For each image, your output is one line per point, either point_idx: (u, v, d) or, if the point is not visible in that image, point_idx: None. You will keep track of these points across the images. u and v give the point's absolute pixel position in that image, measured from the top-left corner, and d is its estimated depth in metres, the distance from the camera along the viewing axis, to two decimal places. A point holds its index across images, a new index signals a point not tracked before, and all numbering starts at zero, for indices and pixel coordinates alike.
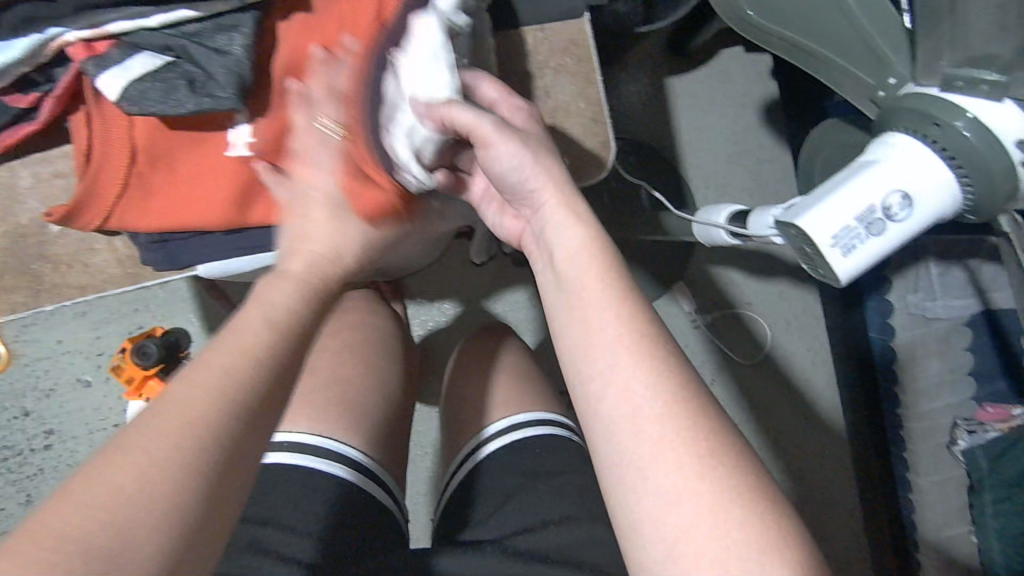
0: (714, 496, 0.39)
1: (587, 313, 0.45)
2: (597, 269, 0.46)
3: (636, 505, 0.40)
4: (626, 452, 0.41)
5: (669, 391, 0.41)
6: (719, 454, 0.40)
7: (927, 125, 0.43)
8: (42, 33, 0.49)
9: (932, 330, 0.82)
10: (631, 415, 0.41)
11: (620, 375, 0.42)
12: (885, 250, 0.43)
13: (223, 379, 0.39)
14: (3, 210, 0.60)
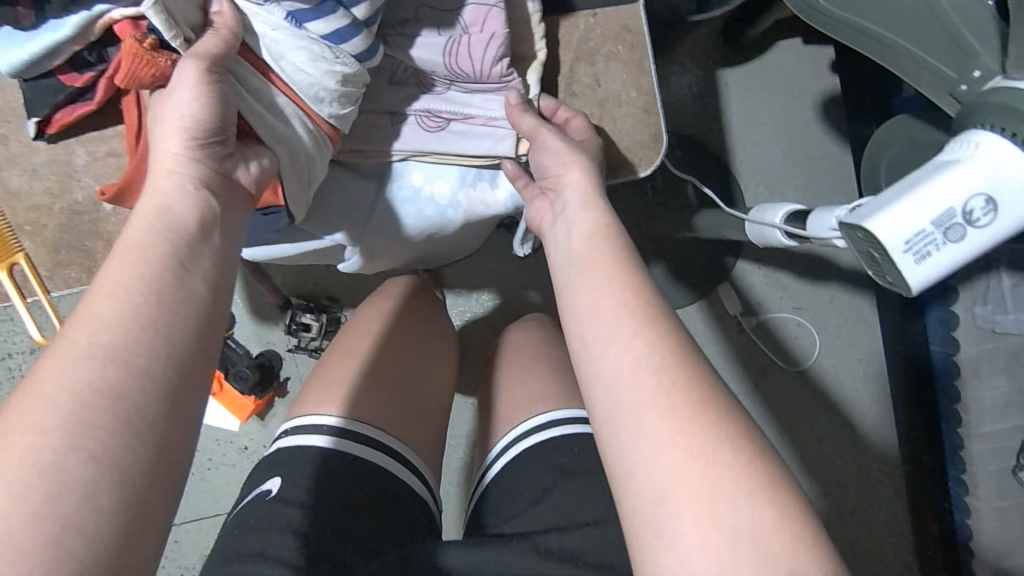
0: (706, 448, 0.36)
1: (593, 282, 0.44)
2: (607, 249, 0.46)
3: (628, 455, 0.37)
4: (622, 407, 0.39)
5: (668, 350, 0.40)
6: (719, 414, 0.37)
7: (1018, 122, 0.39)
8: (89, 11, 0.48)
9: (1003, 345, 0.75)
10: (630, 371, 0.39)
11: (622, 340, 0.41)
12: (962, 259, 0.39)
13: (87, 336, 0.34)
14: (58, 188, 0.61)
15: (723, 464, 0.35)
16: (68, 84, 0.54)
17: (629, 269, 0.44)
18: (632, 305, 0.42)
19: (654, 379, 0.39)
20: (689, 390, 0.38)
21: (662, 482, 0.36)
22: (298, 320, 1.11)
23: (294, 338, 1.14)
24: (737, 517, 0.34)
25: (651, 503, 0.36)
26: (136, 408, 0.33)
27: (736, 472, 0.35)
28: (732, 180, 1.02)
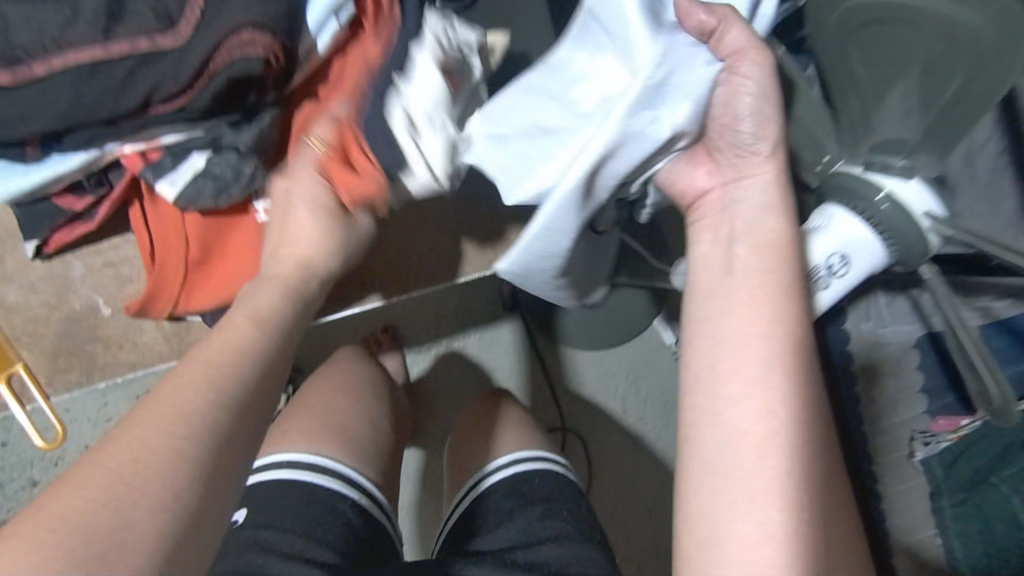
0: (784, 485, 0.46)
1: (742, 330, 0.51)
2: (768, 283, 0.52)
3: (725, 494, 0.47)
4: (731, 459, 0.47)
5: (783, 408, 0.48)
6: (808, 454, 0.47)
7: (854, 200, 0.52)
8: (99, 149, 0.56)
9: (886, 352, 0.91)
10: (748, 424, 0.48)
11: (748, 387, 0.49)
12: (830, 299, 0.53)
13: (197, 394, 0.50)
14: (63, 297, 0.70)
15: (782, 466, 0.46)
16: (63, 206, 0.61)
17: (775, 302, 0.51)
18: (777, 321, 0.51)
19: (758, 410, 0.48)
20: (786, 397, 0.48)
21: (728, 474, 0.47)
22: (268, 394, 1.16)
23: None
24: (765, 513, 0.45)
25: (705, 484, 0.48)
26: (193, 482, 0.45)
27: (781, 468, 0.46)
28: None
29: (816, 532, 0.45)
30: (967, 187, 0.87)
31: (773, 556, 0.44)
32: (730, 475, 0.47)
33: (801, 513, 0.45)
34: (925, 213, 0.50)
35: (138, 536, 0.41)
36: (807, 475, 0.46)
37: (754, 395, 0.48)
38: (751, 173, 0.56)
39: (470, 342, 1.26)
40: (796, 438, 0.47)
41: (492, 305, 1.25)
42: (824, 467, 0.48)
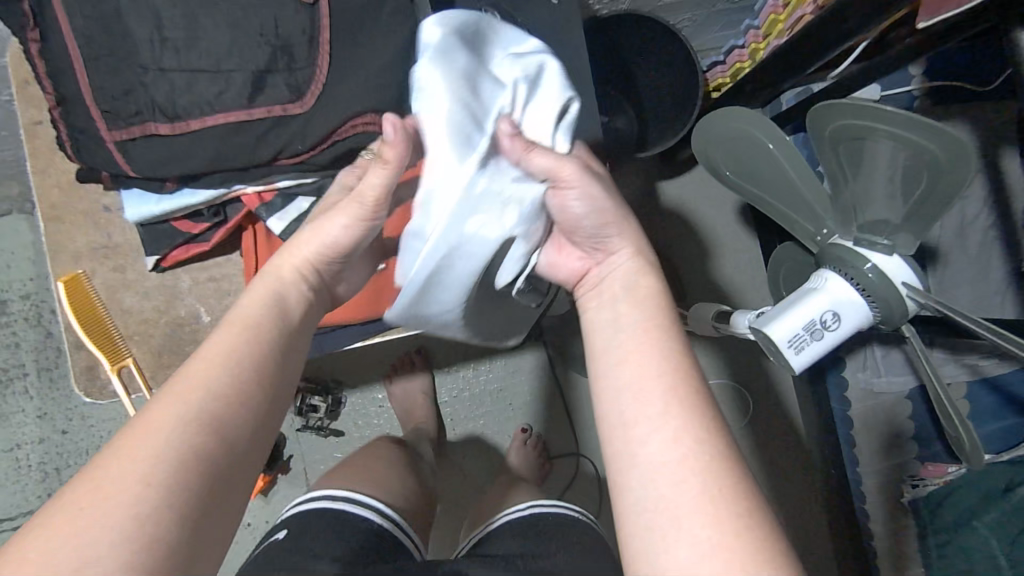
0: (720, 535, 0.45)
1: (647, 368, 0.53)
2: (656, 328, 0.56)
3: (650, 536, 0.46)
4: (660, 497, 0.47)
5: (713, 449, 0.49)
6: (743, 495, 0.47)
7: (846, 266, 0.62)
8: (227, 188, 0.68)
9: (881, 402, 1.00)
10: (679, 462, 0.48)
11: (671, 428, 0.50)
12: (823, 349, 0.62)
13: (209, 396, 0.50)
14: (167, 305, 0.78)
15: (701, 478, 0.47)
16: (182, 229, 0.73)
17: (681, 351, 0.54)
18: (670, 357, 0.54)
19: (686, 451, 0.48)
20: (688, 419, 0.50)
21: (654, 496, 0.47)
22: (308, 403, 1.28)
23: (302, 418, 1.31)
24: (698, 531, 0.45)
25: (637, 523, 0.47)
26: (185, 496, 0.45)
27: (708, 483, 0.47)
28: (670, 273, 1.23)
29: (767, 540, 0.45)
30: (958, 256, 0.98)
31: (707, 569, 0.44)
32: (655, 493, 0.48)
33: (745, 549, 0.44)
34: (902, 281, 0.60)
35: (142, 531, 0.42)
36: (728, 488, 0.47)
37: (663, 426, 0.50)
38: (615, 250, 0.62)
39: (495, 367, 1.36)
40: (734, 477, 0.47)
41: (518, 335, 1.36)
42: (749, 487, 0.48)
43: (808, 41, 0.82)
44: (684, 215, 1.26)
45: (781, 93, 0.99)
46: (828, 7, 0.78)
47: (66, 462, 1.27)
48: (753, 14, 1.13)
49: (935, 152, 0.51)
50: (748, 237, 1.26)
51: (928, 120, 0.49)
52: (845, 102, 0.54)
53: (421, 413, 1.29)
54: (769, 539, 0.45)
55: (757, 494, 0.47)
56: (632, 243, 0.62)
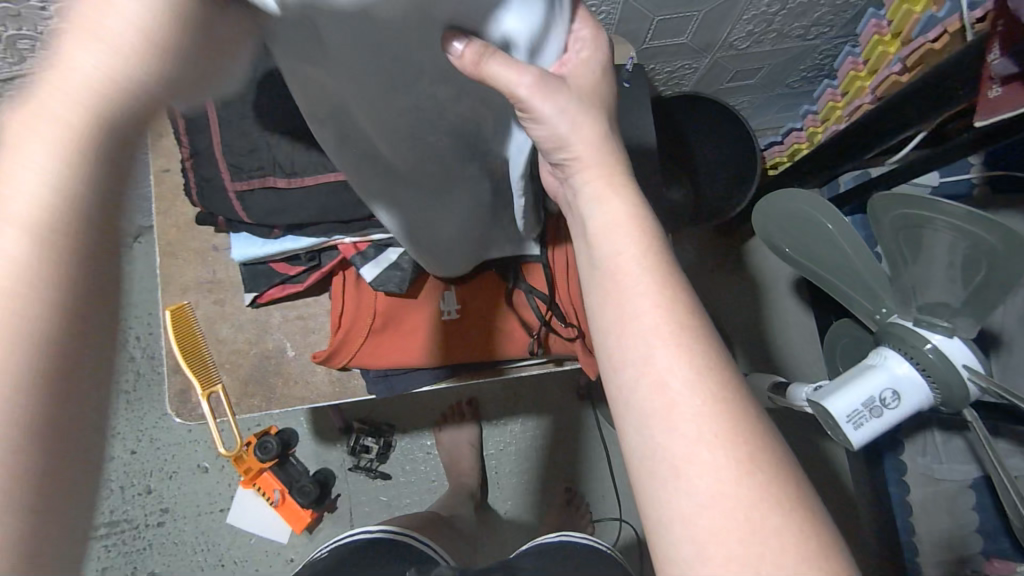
0: (734, 481, 0.38)
1: (621, 298, 0.43)
2: (634, 250, 0.44)
3: (664, 505, 0.39)
4: (659, 449, 0.40)
5: (705, 385, 0.40)
6: (744, 437, 0.40)
7: (906, 346, 0.64)
8: (327, 236, 0.73)
9: (942, 489, 0.97)
10: (666, 407, 0.40)
11: (655, 365, 0.41)
12: (882, 426, 0.64)
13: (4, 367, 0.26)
14: (257, 338, 0.84)
15: (701, 415, 0.40)
16: (279, 271, 0.79)
17: (656, 265, 0.44)
18: (652, 268, 0.44)
19: (673, 391, 0.40)
20: (684, 344, 0.41)
21: (652, 443, 0.40)
22: (360, 443, 1.34)
23: (354, 457, 1.36)
24: (697, 481, 0.38)
25: (646, 485, 0.40)
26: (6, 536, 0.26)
27: (712, 433, 0.39)
28: (722, 341, 1.25)
29: (780, 487, 0.39)
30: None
31: (708, 525, 0.38)
32: (652, 438, 0.40)
33: (761, 499, 0.38)
34: (961, 363, 0.61)
35: None
36: (735, 434, 0.40)
37: (655, 351, 0.41)
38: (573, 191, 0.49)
39: (542, 424, 1.39)
40: (731, 417, 0.40)
41: (567, 393, 1.39)
42: (761, 438, 0.40)
43: (865, 130, 0.87)
44: (737, 286, 1.29)
45: (839, 175, 1.02)
46: (885, 101, 0.82)
47: (131, 482, 1.34)
48: (811, 100, 1.18)
49: (993, 243, 0.54)
50: (803, 312, 1.27)
51: (987, 214, 0.52)
52: (904, 193, 0.57)
53: (466, 464, 1.32)
54: (784, 489, 0.39)
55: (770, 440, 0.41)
56: (589, 147, 0.47)
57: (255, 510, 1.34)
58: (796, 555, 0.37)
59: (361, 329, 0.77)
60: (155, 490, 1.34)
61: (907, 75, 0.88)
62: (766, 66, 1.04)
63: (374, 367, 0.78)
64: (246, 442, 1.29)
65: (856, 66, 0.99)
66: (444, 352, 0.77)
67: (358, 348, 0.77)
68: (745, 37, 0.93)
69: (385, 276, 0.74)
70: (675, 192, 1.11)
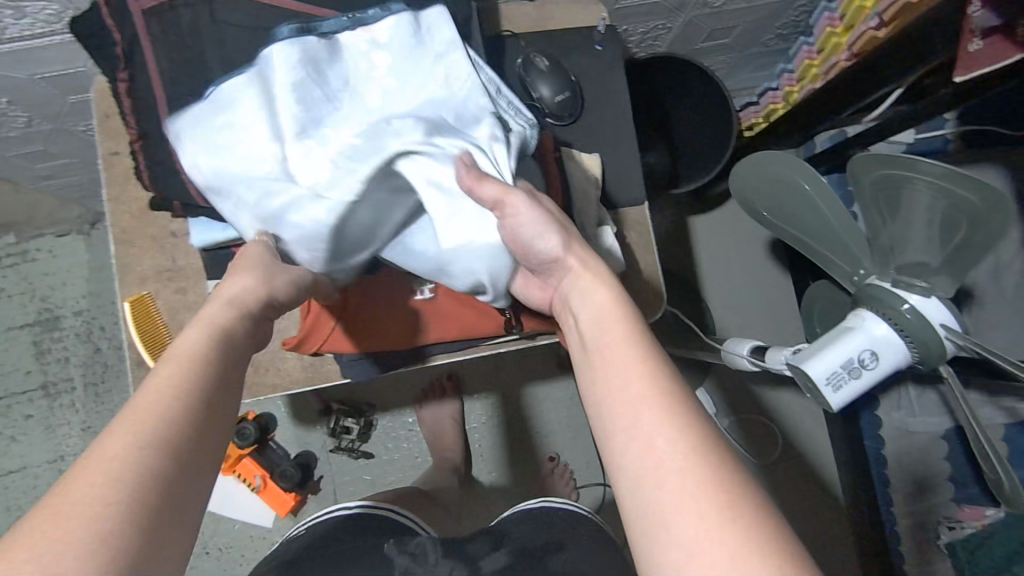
0: (727, 538, 0.37)
1: (610, 376, 0.47)
2: (619, 332, 0.50)
3: (658, 564, 0.39)
4: (650, 507, 0.40)
5: (691, 445, 0.42)
6: (735, 494, 0.39)
7: (885, 306, 0.64)
8: None
9: (916, 442, 0.99)
10: (653, 466, 0.41)
11: (643, 431, 0.43)
12: (862, 386, 0.63)
13: (169, 398, 0.42)
14: None
15: (676, 446, 0.42)
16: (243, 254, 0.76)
17: (640, 346, 0.48)
18: (635, 334, 0.50)
19: (659, 451, 0.42)
20: (658, 383, 0.46)
21: (638, 478, 0.42)
22: (341, 424, 1.32)
23: (335, 439, 1.34)
24: (675, 517, 0.39)
25: (642, 548, 0.40)
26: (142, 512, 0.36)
27: (691, 459, 0.41)
28: (702, 306, 1.25)
29: (778, 546, 0.37)
30: (995, 301, 0.98)
31: (699, 574, 0.37)
32: (638, 474, 0.42)
33: (755, 554, 0.37)
34: (939, 322, 0.61)
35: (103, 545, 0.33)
36: (714, 460, 0.41)
37: (633, 391, 0.46)
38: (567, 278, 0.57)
39: (524, 396, 1.38)
40: (716, 475, 0.40)
41: (548, 364, 1.38)
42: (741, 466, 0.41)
43: (842, 88, 0.85)
44: (716, 250, 1.28)
45: (815, 135, 1.01)
46: (861, 59, 0.81)
47: None
48: (786, 58, 1.16)
49: (976, 200, 0.52)
50: (779, 274, 1.27)
51: (971, 172, 0.51)
52: (883, 153, 0.56)
53: (450, 439, 1.32)
54: (768, 523, 0.38)
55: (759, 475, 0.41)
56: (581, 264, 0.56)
57: (236, 496, 1.32)
58: None
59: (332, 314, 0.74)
60: None
61: (884, 30, 0.86)
62: (741, 24, 1.01)
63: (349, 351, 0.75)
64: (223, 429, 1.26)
65: (831, 23, 0.97)
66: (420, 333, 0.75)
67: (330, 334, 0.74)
68: None
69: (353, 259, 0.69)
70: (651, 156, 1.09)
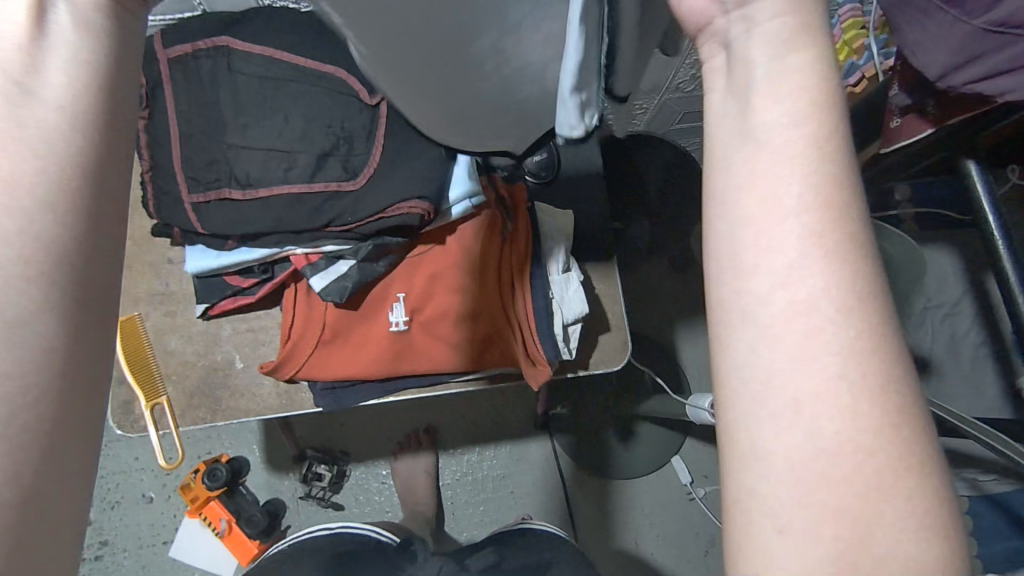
0: (866, 435, 0.31)
1: (772, 178, 0.33)
2: (811, 108, 0.33)
3: (771, 447, 0.32)
4: (780, 385, 0.32)
5: (866, 316, 0.32)
6: (896, 390, 0.31)
7: None
8: (277, 248, 0.73)
9: None
10: (808, 331, 0.32)
11: (799, 282, 0.32)
12: None
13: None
14: (206, 350, 0.83)
15: (836, 382, 0.31)
16: (231, 283, 0.80)
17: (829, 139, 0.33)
18: (820, 186, 0.32)
19: (820, 315, 0.32)
20: (839, 280, 0.32)
21: (771, 390, 0.32)
22: (313, 470, 1.31)
23: (306, 484, 1.32)
24: (821, 418, 0.31)
25: (756, 429, 0.32)
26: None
27: (854, 400, 0.31)
28: (679, 372, 1.27)
29: (913, 443, 0.31)
30: (952, 371, 1.02)
31: (822, 473, 0.31)
32: (770, 387, 0.32)
33: (895, 456, 0.31)
34: None
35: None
36: (883, 414, 0.31)
37: (811, 264, 0.32)
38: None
39: (500, 454, 1.38)
40: (885, 362, 0.31)
41: (524, 422, 1.39)
42: (914, 428, 0.31)
43: None
44: (691, 318, 1.33)
45: None
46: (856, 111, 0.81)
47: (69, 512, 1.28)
48: None
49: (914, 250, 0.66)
50: None
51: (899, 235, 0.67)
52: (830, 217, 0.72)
53: (422, 492, 1.31)
54: (918, 436, 0.31)
55: (924, 438, 0.31)
56: None
57: (201, 541, 1.29)
58: (909, 522, 0.30)
59: (312, 342, 0.78)
60: (95, 519, 1.29)
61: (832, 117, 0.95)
62: None
63: (324, 379, 0.78)
64: (195, 469, 1.26)
65: None
66: (405, 361, 0.78)
67: (309, 359, 0.78)
68: (689, 81, 1.00)
69: (331, 289, 0.74)
70: (628, 229, 1.17)
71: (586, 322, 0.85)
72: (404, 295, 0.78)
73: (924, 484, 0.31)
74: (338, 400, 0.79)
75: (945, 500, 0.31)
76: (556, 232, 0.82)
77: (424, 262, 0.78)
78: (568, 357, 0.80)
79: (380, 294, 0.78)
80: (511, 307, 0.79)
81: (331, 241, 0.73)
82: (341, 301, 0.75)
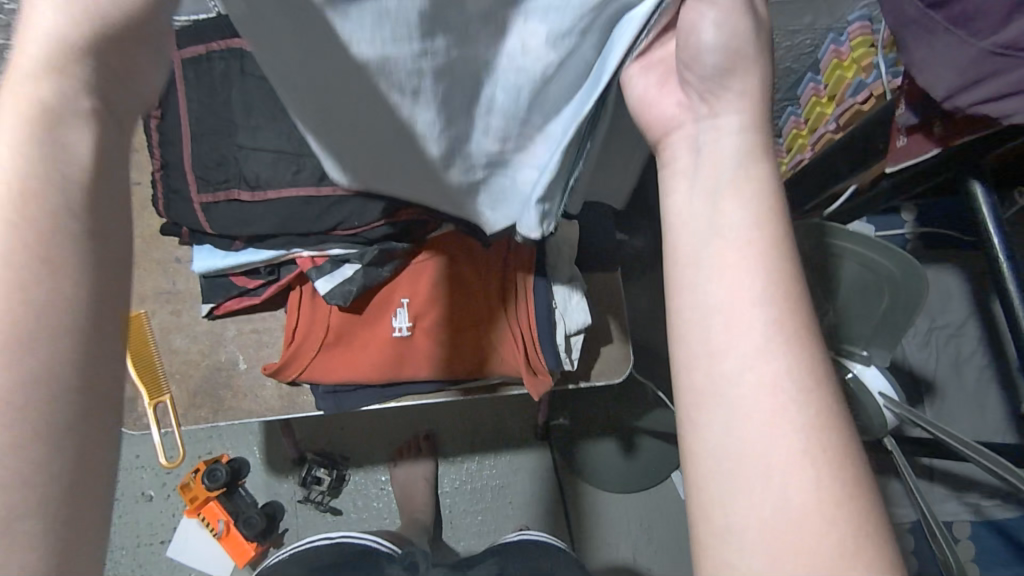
0: (824, 503, 0.35)
1: (737, 278, 0.39)
2: (764, 215, 0.41)
3: (744, 513, 0.36)
4: (749, 455, 0.36)
5: (818, 396, 0.37)
6: (849, 461, 0.36)
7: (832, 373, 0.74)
8: (284, 250, 0.75)
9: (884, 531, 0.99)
10: (773, 408, 0.37)
11: (765, 365, 0.37)
12: None
13: None
14: (210, 350, 0.84)
15: (801, 451, 0.36)
16: (237, 283, 0.80)
17: (780, 242, 0.40)
18: (774, 283, 0.39)
19: (779, 394, 0.37)
20: (794, 362, 0.37)
21: (747, 460, 0.36)
22: (312, 474, 1.31)
23: (305, 488, 1.32)
24: (787, 484, 0.35)
25: (728, 491, 0.36)
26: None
27: (817, 468, 0.35)
28: None
29: (862, 510, 0.35)
30: (956, 392, 1.02)
31: (789, 535, 0.34)
32: (743, 459, 0.36)
33: (852, 522, 0.35)
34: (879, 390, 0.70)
35: None
36: (843, 485, 0.35)
37: (772, 353, 0.38)
38: (728, 106, 0.43)
39: (499, 464, 1.37)
40: (838, 436, 0.36)
41: (524, 431, 1.39)
42: (864, 490, 0.36)
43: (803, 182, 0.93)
44: None
45: None
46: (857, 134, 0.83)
47: None
48: None
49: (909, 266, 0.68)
50: None
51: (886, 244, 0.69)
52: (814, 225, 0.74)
53: (420, 499, 1.31)
54: (866, 502, 0.36)
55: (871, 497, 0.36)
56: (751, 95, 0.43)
57: (199, 542, 1.29)
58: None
59: (315, 343, 0.78)
60: None
61: (841, 133, 0.95)
62: None
63: (327, 382, 0.79)
64: (194, 469, 1.26)
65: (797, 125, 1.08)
66: (405, 368, 0.78)
67: (311, 362, 0.79)
68: None
69: (335, 291, 0.75)
70: (632, 240, 1.17)
71: (587, 333, 0.85)
72: (408, 300, 0.78)
73: (879, 546, 0.35)
74: (341, 401, 0.80)
75: (895, 556, 0.35)
76: (562, 243, 0.81)
77: (426, 271, 0.78)
78: (569, 368, 0.80)
79: (381, 300, 0.79)
80: (511, 322, 0.79)
81: (337, 245, 0.74)
82: (344, 303, 0.75)
